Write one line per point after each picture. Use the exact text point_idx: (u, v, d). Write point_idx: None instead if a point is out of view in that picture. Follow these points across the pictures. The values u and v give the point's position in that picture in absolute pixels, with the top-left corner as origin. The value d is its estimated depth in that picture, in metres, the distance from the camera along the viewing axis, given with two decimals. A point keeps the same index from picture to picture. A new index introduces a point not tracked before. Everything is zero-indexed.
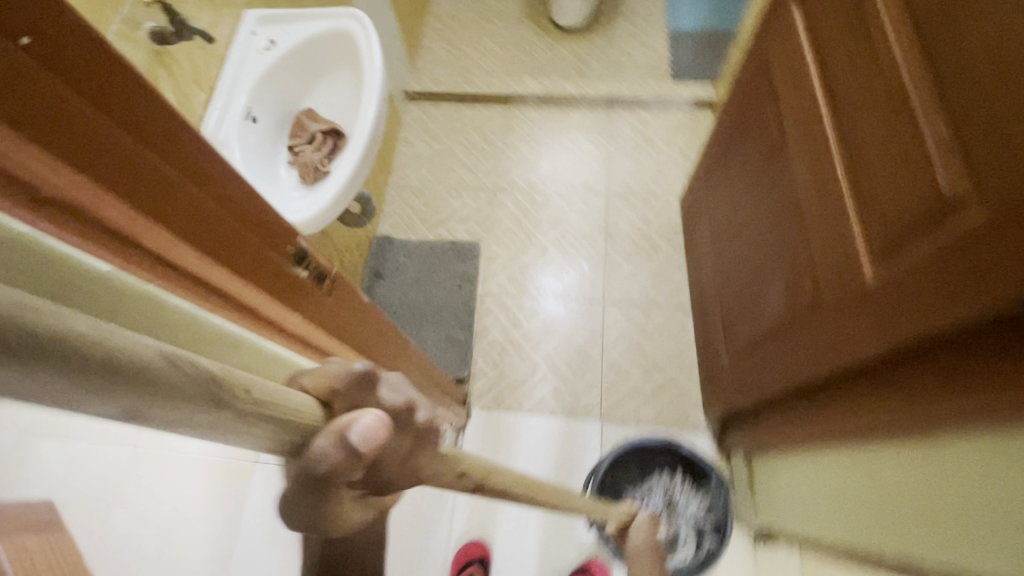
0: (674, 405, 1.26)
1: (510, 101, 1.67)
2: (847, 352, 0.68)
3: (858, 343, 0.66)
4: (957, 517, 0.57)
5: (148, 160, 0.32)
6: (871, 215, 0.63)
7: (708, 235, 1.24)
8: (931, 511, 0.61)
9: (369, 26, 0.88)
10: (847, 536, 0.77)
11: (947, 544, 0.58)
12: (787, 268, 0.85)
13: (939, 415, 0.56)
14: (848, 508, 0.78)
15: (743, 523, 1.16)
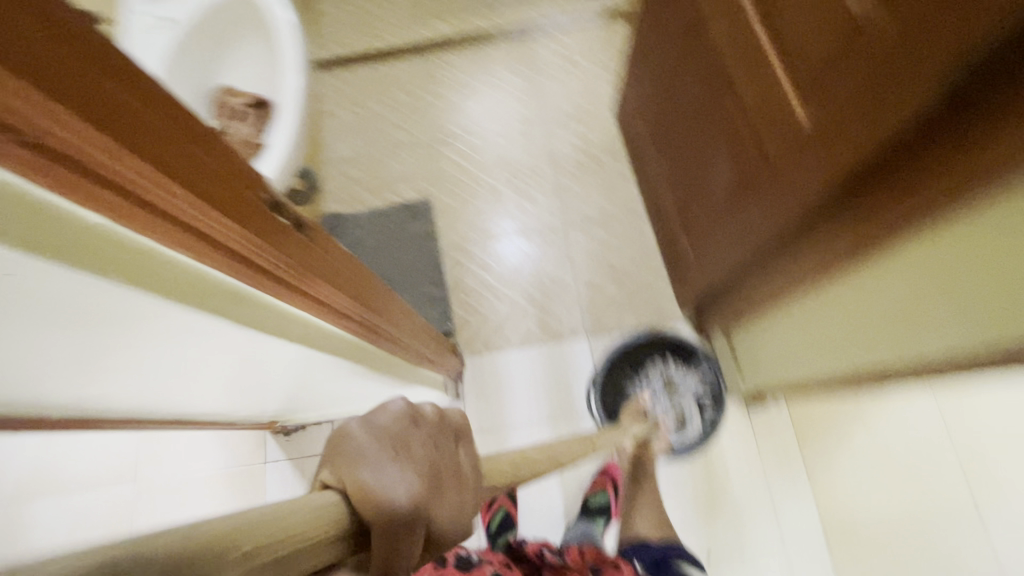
0: (650, 306, 1.33)
1: (424, 49, 1.62)
2: (798, 198, 0.74)
3: (803, 186, 0.72)
4: (917, 307, 0.66)
5: (143, 112, 0.30)
6: (804, 67, 0.68)
7: (648, 137, 1.28)
8: (898, 311, 0.70)
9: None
10: (843, 362, 0.86)
11: (929, 335, 0.67)
12: (728, 143, 0.91)
13: (886, 228, 0.63)
14: (829, 336, 0.88)
15: (733, 393, 1.26)
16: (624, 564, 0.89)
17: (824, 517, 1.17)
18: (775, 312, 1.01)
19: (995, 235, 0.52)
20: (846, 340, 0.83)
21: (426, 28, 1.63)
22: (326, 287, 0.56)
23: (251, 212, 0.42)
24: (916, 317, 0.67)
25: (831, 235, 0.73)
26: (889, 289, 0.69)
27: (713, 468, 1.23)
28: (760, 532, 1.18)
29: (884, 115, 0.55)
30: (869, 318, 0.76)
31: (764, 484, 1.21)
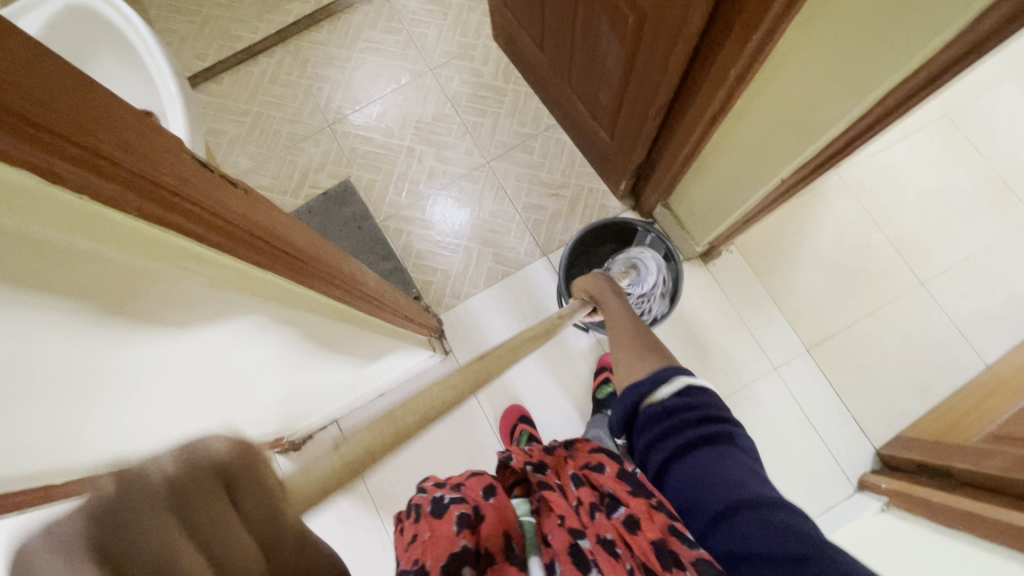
0: (592, 205, 1.39)
1: (285, 36, 1.55)
2: (686, 33, 0.79)
3: (683, 23, 0.78)
4: (823, 93, 0.74)
5: (47, 75, 0.29)
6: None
7: (533, 47, 1.30)
8: (807, 101, 0.77)
9: (129, 14, 0.88)
10: (765, 177, 0.94)
11: (834, 111, 0.74)
12: (607, 16, 0.95)
13: (772, 25, 0.69)
14: (747, 157, 0.95)
15: (689, 256, 1.35)
16: (609, 463, 0.65)
17: (797, 331, 1.30)
18: (699, 159, 1.08)
19: None
20: (765, 153, 0.91)
21: (281, 14, 1.56)
22: (288, 240, 0.56)
23: (192, 171, 0.42)
24: (825, 97, 0.74)
25: (723, 57, 0.80)
26: (798, 83, 0.76)
27: (694, 327, 1.32)
28: (752, 366, 1.29)
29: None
30: (783, 121, 0.83)
31: (741, 324, 1.31)
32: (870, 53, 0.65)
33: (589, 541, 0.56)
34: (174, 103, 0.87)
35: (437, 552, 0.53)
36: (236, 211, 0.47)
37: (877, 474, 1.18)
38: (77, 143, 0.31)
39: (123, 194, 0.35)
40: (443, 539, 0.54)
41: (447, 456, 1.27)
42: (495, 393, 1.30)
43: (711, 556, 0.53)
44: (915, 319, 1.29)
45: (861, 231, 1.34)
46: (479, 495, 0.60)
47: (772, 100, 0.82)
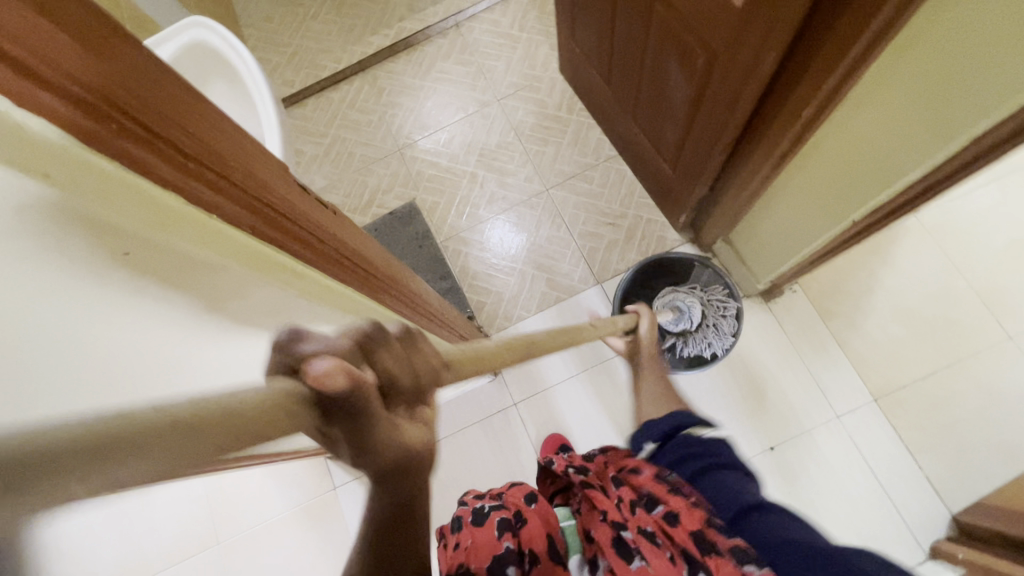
0: (649, 237, 1.39)
1: (366, 66, 1.66)
2: (760, 71, 0.79)
3: (756, 63, 0.79)
4: (903, 134, 0.72)
5: (191, 113, 0.34)
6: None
7: (599, 80, 1.33)
8: (884, 142, 0.75)
9: (238, 47, 0.97)
10: (841, 218, 0.91)
11: (922, 150, 0.71)
12: (676, 53, 0.97)
13: (849, 67, 0.69)
14: (817, 195, 0.93)
15: (749, 293, 1.31)
16: (646, 467, 0.71)
17: (864, 379, 1.23)
18: (765, 196, 1.07)
19: (969, 31, 0.58)
20: (838, 193, 0.88)
21: (363, 45, 1.68)
22: (365, 257, 0.60)
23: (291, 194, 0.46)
24: (904, 138, 0.72)
25: (797, 94, 0.79)
26: (874, 125, 0.75)
27: (750, 366, 1.28)
28: (812, 412, 1.23)
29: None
30: (857, 163, 0.81)
31: (802, 366, 1.26)
32: (953, 97, 0.64)
33: (631, 532, 0.57)
34: (271, 128, 0.95)
35: (481, 556, 0.56)
36: (327, 232, 0.52)
37: (953, 543, 1.08)
38: (209, 168, 0.35)
39: (243, 215, 0.39)
40: (486, 544, 0.57)
41: (488, 476, 1.27)
42: (541, 418, 1.30)
43: (745, 545, 0.56)
44: (998, 375, 1.19)
45: (940, 277, 1.26)
46: (521, 502, 0.63)
47: (848, 141, 0.80)
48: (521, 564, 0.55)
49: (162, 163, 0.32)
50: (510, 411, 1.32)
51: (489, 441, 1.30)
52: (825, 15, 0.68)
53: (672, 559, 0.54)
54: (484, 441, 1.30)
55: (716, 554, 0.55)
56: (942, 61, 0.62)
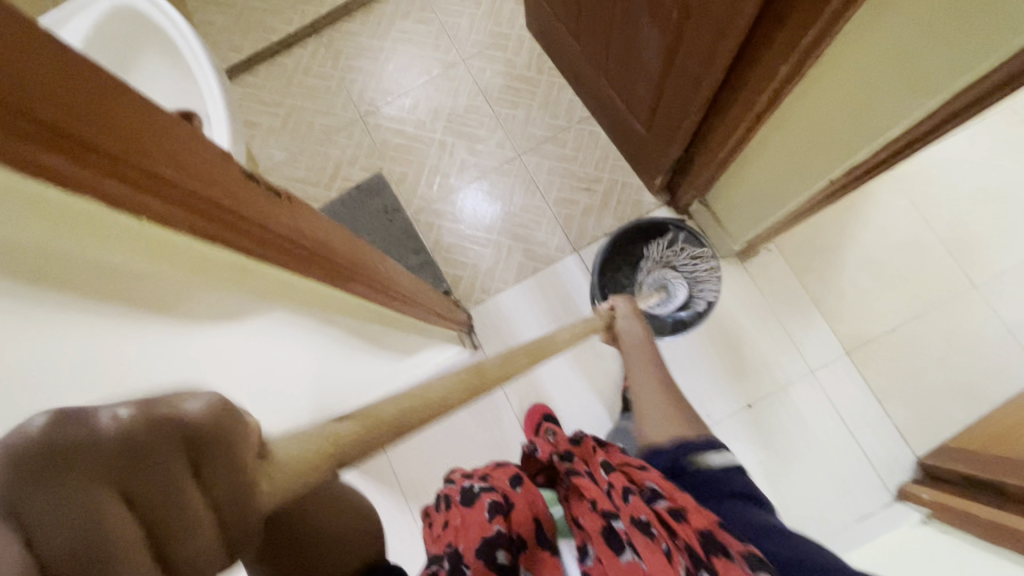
0: (624, 201, 1.36)
1: (319, 27, 1.55)
2: (737, 25, 0.76)
3: (735, 16, 0.75)
4: (876, 93, 0.71)
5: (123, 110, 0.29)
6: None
7: (567, 37, 1.27)
8: (863, 99, 0.73)
9: (175, 17, 0.88)
10: (813, 178, 0.90)
11: (892, 111, 0.71)
12: (649, 7, 0.92)
13: (831, 24, 0.66)
14: (792, 155, 0.92)
15: (725, 254, 1.31)
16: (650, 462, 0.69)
17: (837, 334, 1.26)
18: (741, 157, 1.05)
19: None
20: (815, 150, 0.86)
21: (313, 3, 1.56)
22: (327, 246, 0.56)
23: (238, 186, 0.41)
24: (880, 96, 0.71)
25: (773, 50, 0.76)
26: (855, 81, 0.72)
27: (728, 328, 1.29)
28: (787, 368, 1.25)
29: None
30: (835, 120, 0.79)
31: (777, 324, 1.28)
32: (929, 56, 0.63)
33: (623, 523, 0.56)
34: (215, 101, 0.88)
35: (469, 538, 0.57)
36: (281, 224, 0.47)
37: (918, 484, 1.14)
38: (131, 164, 0.31)
39: (174, 212, 0.35)
40: (474, 525, 0.58)
41: (473, 449, 1.28)
42: (522, 389, 1.31)
43: (758, 552, 0.55)
44: (962, 324, 1.23)
45: (909, 230, 1.28)
46: (507, 484, 0.64)
47: (821, 99, 0.79)
48: (510, 547, 0.57)
49: (77, 167, 0.28)
50: None
51: (471, 413, 1.30)
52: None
53: (666, 554, 0.52)
54: (467, 413, 1.30)
55: (723, 556, 0.53)
56: (918, 18, 0.60)
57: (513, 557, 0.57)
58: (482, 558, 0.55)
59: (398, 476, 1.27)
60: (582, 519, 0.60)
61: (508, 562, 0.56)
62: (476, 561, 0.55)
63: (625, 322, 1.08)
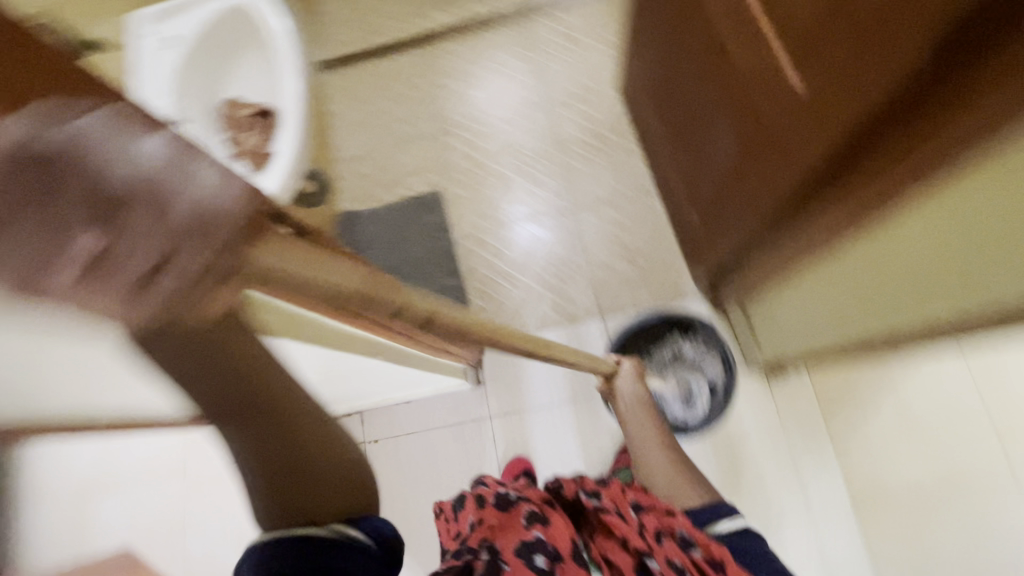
0: (664, 282, 1.33)
1: (423, 41, 1.62)
2: (802, 167, 0.74)
3: (804, 160, 0.73)
4: (930, 281, 0.73)
5: None
6: (789, 26, 0.68)
7: (650, 111, 1.27)
8: (917, 282, 0.75)
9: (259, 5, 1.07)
10: (862, 331, 0.92)
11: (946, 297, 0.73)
12: (727, 115, 0.92)
13: (887, 197, 0.65)
14: (837, 309, 0.93)
15: (752, 364, 1.25)
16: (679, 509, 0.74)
17: (849, 483, 1.18)
18: (781, 290, 1.04)
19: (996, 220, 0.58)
20: (871, 300, 0.85)
21: (424, 17, 1.63)
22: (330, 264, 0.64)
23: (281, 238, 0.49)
24: (935, 283, 0.73)
25: (836, 201, 0.73)
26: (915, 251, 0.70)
27: (734, 440, 1.23)
28: (785, 501, 1.18)
29: (861, 67, 0.56)
30: (898, 280, 0.77)
31: (787, 452, 1.21)
32: (981, 265, 0.65)
33: (658, 563, 0.62)
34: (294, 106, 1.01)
35: (510, 538, 0.59)
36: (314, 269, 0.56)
37: None
38: None
39: None
40: (514, 528, 0.60)
41: (448, 482, 1.28)
42: (512, 436, 1.30)
43: None
44: None
45: None
46: (541, 502, 0.66)
47: (866, 273, 0.80)
48: (549, 554, 0.58)
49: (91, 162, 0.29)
50: (484, 423, 1.31)
51: (456, 445, 1.31)
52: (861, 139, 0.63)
53: None
54: (452, 444, 1.31)
55: None
56: (964, 236, 0.63)
57: (552, 564, 0.57)
58: (521, 557, 0.57)
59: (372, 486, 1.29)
60: (613, 556, 0.65)
61: (546, 566, 0.56)
62: (516, 559, 0.57)
63: (626, 384, 1.06)
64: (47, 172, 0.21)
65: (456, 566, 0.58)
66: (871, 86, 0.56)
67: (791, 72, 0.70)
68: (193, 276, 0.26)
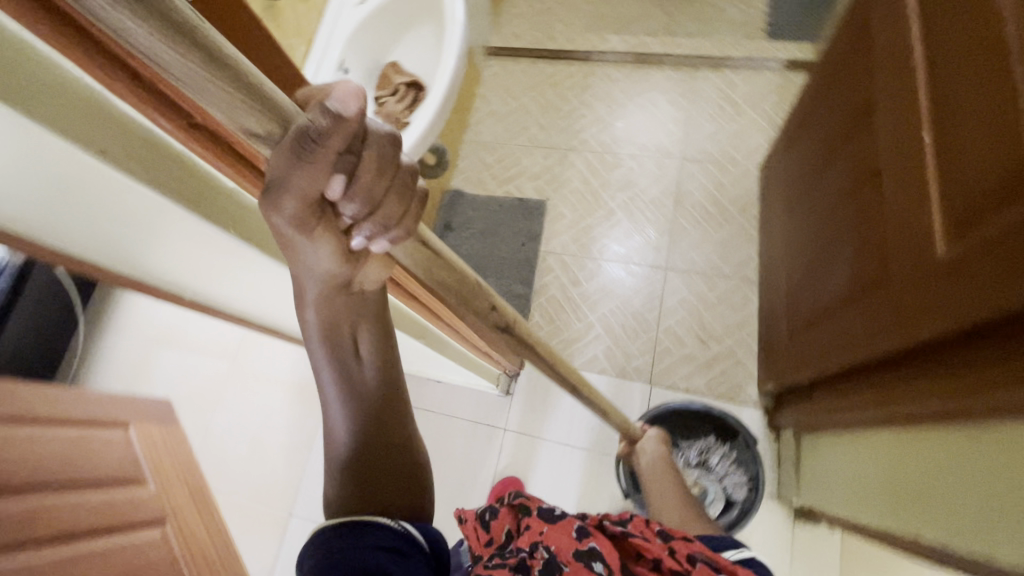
0: (727, 376, 1.25)
1: (589, 58, 1.64)
2: (912, 333, 0.64)
3: (916, 326, 0.63)
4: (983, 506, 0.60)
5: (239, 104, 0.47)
6: (954, 165, 0.58)
7: (782, 203, 1.19)
8: (972, 500, 0.61)
9: None
10: (884, 518, 0.77)
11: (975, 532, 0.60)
12: (858, 241, 0.80)
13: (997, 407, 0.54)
14: (885, 480, 0.79)
15: (784, 500, 1.13)
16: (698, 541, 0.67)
17: None
18: (850, 439, 0.91)
19: None
20: (917, 487, 0.71)
21: (599, 36, 1.64)
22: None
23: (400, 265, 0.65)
24: (984, 510, 0.59)
25: (937, 382, 0.63)
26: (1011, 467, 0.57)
27: None
28: None
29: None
30: (956, 484, 0.64)
31: None
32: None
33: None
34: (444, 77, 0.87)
35: (563, 541, 0.60)
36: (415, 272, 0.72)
37: None
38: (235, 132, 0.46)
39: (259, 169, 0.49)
40: (566, 533, 0.61)
41: (442, 469, 1.32)
42: (517, 455, 1.30)
43: None
44: None
45: None
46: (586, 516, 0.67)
47: (941, 456, 0.68)
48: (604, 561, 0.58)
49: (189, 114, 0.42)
50: (497, 432, 1.33)
51: (464, 440, 1.34)
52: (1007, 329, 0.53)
53: None
54: (460, 437, 1.34)
55: None
56: None
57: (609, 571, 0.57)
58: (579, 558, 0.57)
59: None
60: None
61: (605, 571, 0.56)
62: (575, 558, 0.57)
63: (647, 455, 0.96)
64: (346, 138, 0.29)
65: (510, 564, 0.59)
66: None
67: (942, 219, 0.59)
68: (379, 222, 0.36)
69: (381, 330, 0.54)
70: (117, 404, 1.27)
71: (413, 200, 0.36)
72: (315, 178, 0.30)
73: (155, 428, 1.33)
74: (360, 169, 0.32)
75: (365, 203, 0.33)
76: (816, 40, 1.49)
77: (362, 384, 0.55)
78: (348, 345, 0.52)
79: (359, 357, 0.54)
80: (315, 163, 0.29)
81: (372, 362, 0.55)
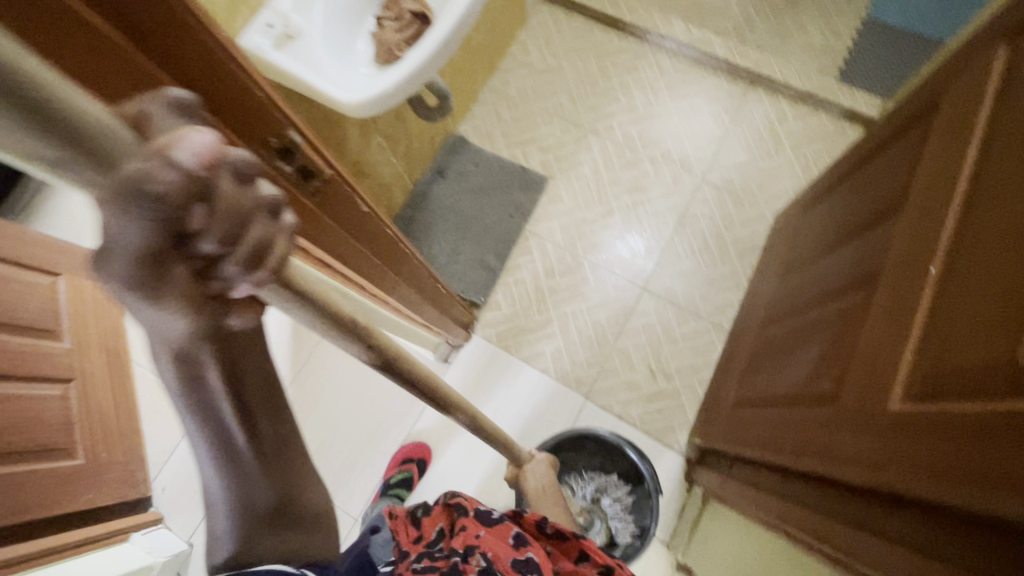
0: (662, 415, 1.21)
1: (645, 37, 1.48)
2: (833, 473, 0.57)
3: (840, 465, 0.56)
4: None
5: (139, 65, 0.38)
6: (941, 316, 0.51)
7: (779, 264, 1.10)
8: None
9: None
10: None
11: None
12: (826, 346, 0.73)
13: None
14: None
15: (672, 551, 1.12)
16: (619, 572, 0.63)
17: None
18: (745, 528, 0.87)
19: None
20: None
21: (664, 16, 1.48)
22: (361, 227, 0.69)
23: (317, 230, 0.60)
24: None
25: (835, 529, 0.56)
26: None
27: None
28: None
29: (1005, 436, 0.39)
30: None
31: None
32: None
33: None
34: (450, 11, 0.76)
35: (502, 552, 0.58)
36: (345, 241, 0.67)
37: None
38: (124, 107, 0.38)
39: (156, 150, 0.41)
40: (504, 544, 0.58)
41: (359, 413, 1.30)
42: (434, 427, 1.27)
43: None
44: None
45: None
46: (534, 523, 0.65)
47: None
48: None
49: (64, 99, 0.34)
50: None
51: (388, 392, 1.31)
52: (930, 513, 0.47)
53: None
54: (385, 389, 1.31)
55: None
56: None
57: None
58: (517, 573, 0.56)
59: (299, 374, 1.32)
60: None
61: None
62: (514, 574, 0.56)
63: (533, 480, 0.92)
64: (182, 179, 0.21)
65: (441, 567, 0.56)
66: (999, 471, 0.38)
67: (909, 368, 0.53)
68: (261, 273, 0.26)
69: (277, 378, 0.35)
70: (51, 249, 1.22)
71: (285, 237, 0.27)
72: (140, 230, 0.22)
73: (88, 286, 1.29)
74: (211, 206, 0.23)
75: (236, 248, 0.24)
76: (889, 97, 1.34)
77: (260, 461, 0.36)
78: (211, 383, 0.31)
79: (246, 426, 0.34)
80: (158, 219, 0.21)
81: (270, 431, 0.36)
